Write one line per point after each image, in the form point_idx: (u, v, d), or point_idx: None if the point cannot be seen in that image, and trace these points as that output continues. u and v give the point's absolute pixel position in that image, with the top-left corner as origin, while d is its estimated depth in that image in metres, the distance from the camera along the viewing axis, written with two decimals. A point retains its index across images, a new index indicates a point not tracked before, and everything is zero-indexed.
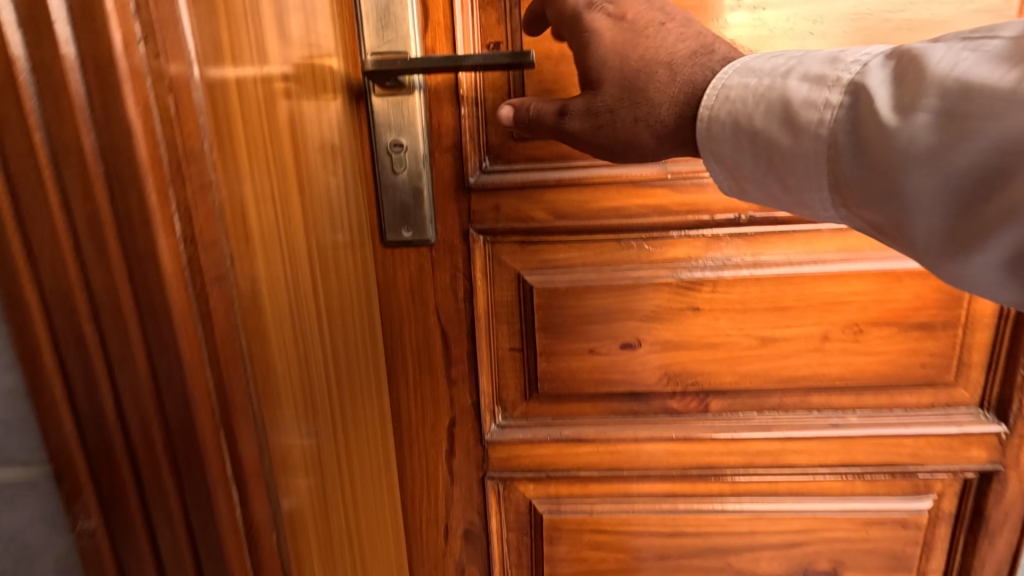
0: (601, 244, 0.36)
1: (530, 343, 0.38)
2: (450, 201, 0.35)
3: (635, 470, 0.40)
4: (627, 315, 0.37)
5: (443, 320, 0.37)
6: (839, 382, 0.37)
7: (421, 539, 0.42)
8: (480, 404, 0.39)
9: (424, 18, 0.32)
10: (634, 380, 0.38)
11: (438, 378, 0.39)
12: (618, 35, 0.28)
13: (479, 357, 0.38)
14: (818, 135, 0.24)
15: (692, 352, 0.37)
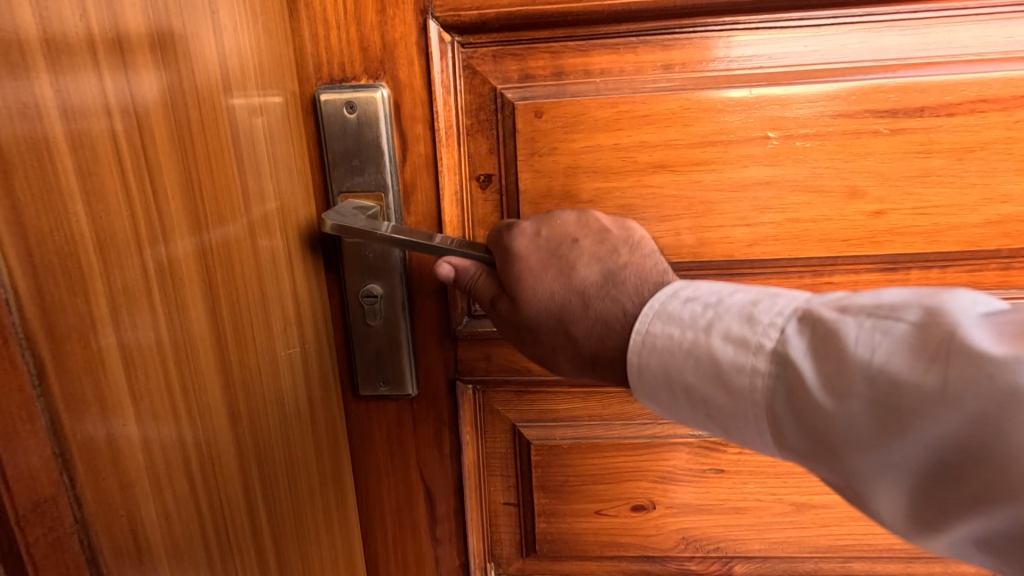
0: (609, 397, 0.31)
1: (527, 499, 0.33)
2: (433, 351, 0.30)
3: None
4: (639, 475, 0.32)
5: (426, 477, 0.32)
6: (884, 551, 0.32)
7: None
8: (469, 567, 0.34)
9: (401, 149, 0.27)
10: (647, 544, 0.33)
11: (419, 540, 0.33)
12: (539, 257, 0.24)
13: (467, 518, 0.33)
14: (752, 403, 0.19)
15: (715, 517, 0.32)
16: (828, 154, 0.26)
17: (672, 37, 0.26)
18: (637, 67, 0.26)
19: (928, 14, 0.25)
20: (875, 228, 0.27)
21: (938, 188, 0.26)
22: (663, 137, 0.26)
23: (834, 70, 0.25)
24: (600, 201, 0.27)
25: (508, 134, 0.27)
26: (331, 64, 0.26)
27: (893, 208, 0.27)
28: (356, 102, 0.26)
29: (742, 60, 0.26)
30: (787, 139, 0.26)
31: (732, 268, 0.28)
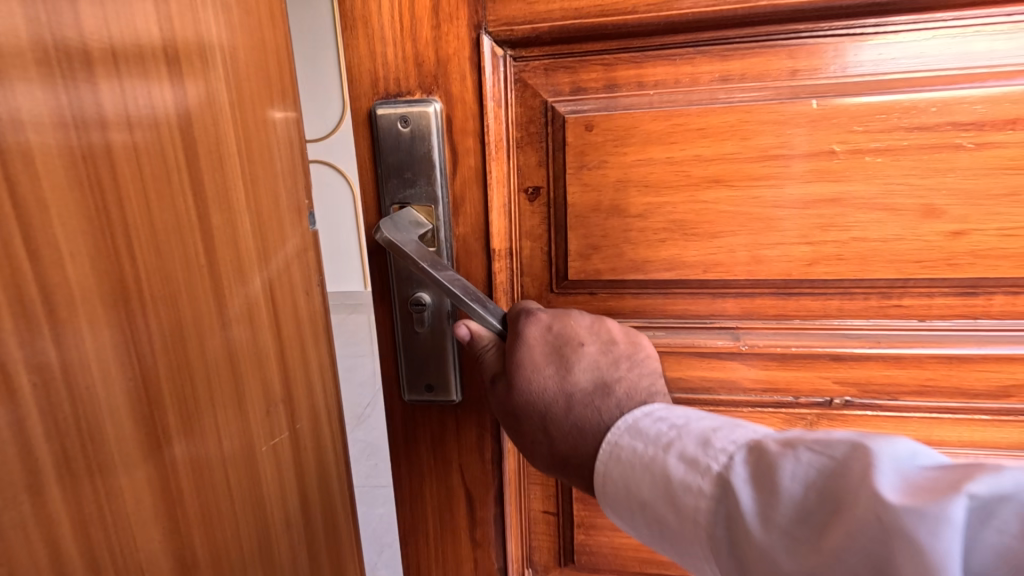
0: None
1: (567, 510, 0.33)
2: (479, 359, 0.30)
3: None
4: None
5: (469, 480, 0.33)
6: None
7: None
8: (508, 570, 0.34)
9: (450, 162, 0.27)
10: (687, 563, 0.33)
11: (460, 542, 0.34)
12: (543, 352, 0.24)
13: (509, 523, 0.33)
14: (695, 528, 0.19)
15: None
16: (902, 169, 0.24)
17: (732, 47, 0.25)
18: (693, 79, 0.25)
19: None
20: (954, 248, 0.25)
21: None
22: (720, 151, 0.25)
23: (911, 79, 0.24)
24: (651, 216, 0.27)
25: (556, 146, 0.27)
26: (388, 81, 0.27)
27: (975, 228, 0.25)
28: (410, 117, 0.26)
29: (808, 70, 0.24)
30: (857, 153, 0.24)
31: (792, 287, 0.27)
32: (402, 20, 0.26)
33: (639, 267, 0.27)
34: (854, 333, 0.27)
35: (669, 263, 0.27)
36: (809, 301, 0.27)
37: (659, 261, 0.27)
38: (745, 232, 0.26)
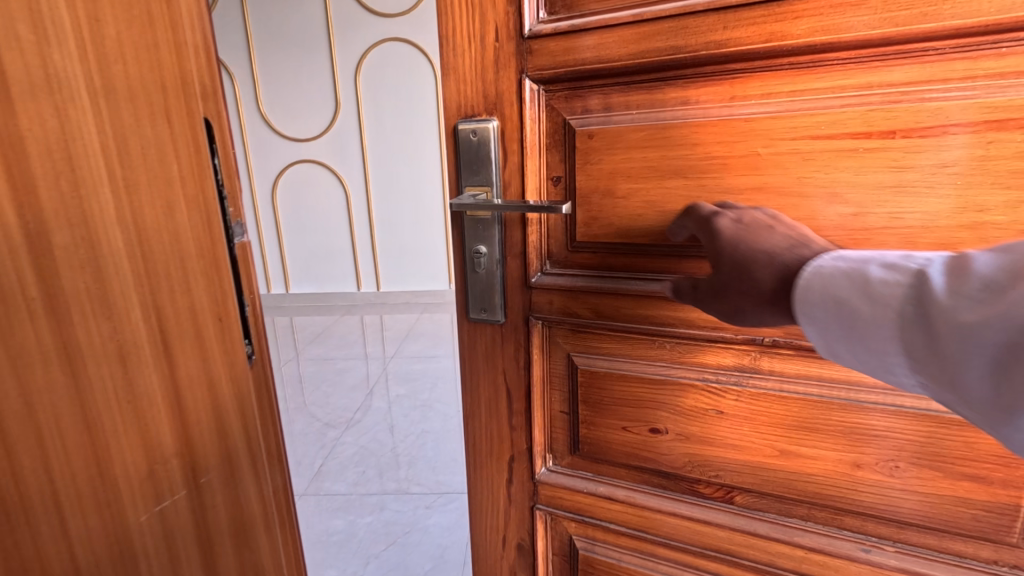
0: (638, 342, 0.42)
1: (576, 412, 0.46)
2: (519, 293, 0.45)
3: (661, 535, 0.45)
4: (659, 406, 0.42)
5: (509, 380, 0.47)
6: (873, 509, 0.38)
7: (484, 540, 0.53)
8: (533, 448, 0.48)
9: (504, 156, 0.42)
10: (661, 460, 0.44)
11: (501, 424, 0.49)
12: (739, 232, 0.32)
13: (533, 413, 0.47)
14: (889, 310, 0.25)
15: (716, 450, 0.41)
16: (812, 166, 0.33)
17: (690, 79, 0.35)
18: (664, 106, 0.37)
19: (921, 59, 0.30)
20: (856, 227, 0.33)
21: (917, 197, 0.31)
22: (678, 153, 0.36)
23: (816, 100, 0.32)
24: (630, 198, 0.39)
25: (571, 148, 0.40)
26: (467, 108, 0.42)
27: (871, 211, 0.32)
28: (478, 130, 0.41)
29: (746, 99, 0.34)
30: (776, 154, 0.34)
31: None
32: (477, 68, 0.41)
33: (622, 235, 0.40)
34: None
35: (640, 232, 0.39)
36: None
37: (634, 231, 0.39)
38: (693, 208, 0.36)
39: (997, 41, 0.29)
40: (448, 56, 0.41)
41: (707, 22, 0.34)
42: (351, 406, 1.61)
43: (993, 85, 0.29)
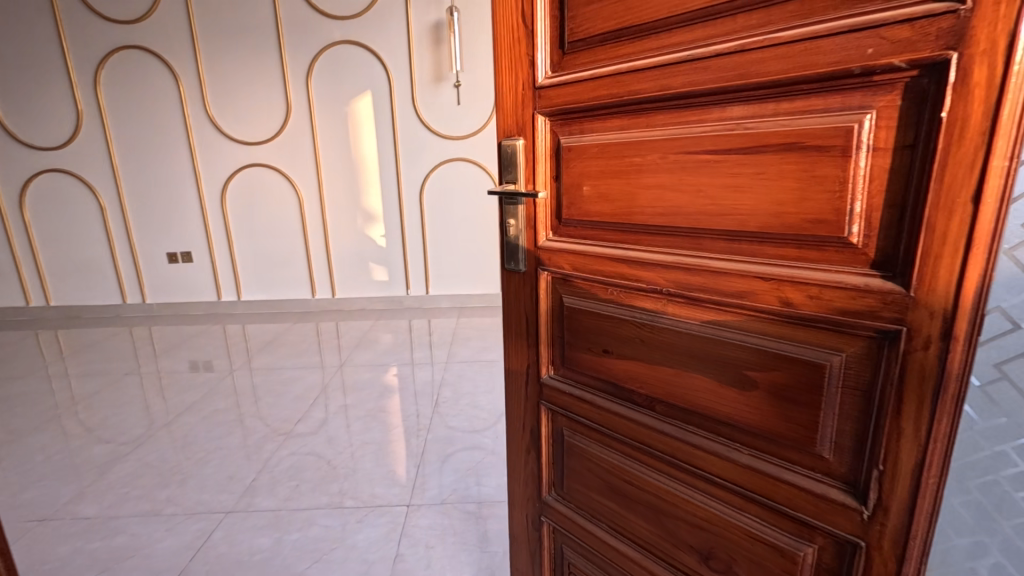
0: (600, 289, 1.00)
1: (561, 308, 1.10)
2: (532, 240, 1.10)
3: (610, 381, 1.04)
4: (606, 324, 1.01)
5: (528, 279, 1.13)
6: (715, 366, 0.86)
7: (531, 401, 1.22)
8: (543, 328, 1.14)
9: (524, 158, 1.06)
10: (607, 348, 1.03)
11: (529, 312, 1.15)
12: None
13: (542, 307, 1.13)
14: None
15: (631, 337, 0.98)
16: (694, 161, 0.82)
17: (644, 109, 0.86)
18: (618, 128, 0.91)
19: (751, 100, 0.74)
20: (717, 193, 0.80)
21: (748, 186, 0.77)
22: (638, 159, 0.89)
23: (695, 128, 0.80)
24: (591, 189, 0.98)
25: (558, 151, 1.02)
26: (511, 135, 1.07)
27: (718, 193, 0.80)
28: (513, 145, 1.06)
29: (666, 124, 0.84)
30: (676, 153, 0.84)
31: (652, 226, 0.90)
32: (520, 109, 1.05)
33: (584, 215, 1.00)
34: (671, 240, 0.87)
35: (599, 209, 0.97)
36: (659, 235, 0.89)
37: (595, 211, 0.98)
38: (641, 201, 0.90)
39: (779, 89, 0.71)
40: (503, 105, 1.08)
41: (643, 77, 0.84)
42: (289, 420, 3.04)
43: (784, 119, 0.71)
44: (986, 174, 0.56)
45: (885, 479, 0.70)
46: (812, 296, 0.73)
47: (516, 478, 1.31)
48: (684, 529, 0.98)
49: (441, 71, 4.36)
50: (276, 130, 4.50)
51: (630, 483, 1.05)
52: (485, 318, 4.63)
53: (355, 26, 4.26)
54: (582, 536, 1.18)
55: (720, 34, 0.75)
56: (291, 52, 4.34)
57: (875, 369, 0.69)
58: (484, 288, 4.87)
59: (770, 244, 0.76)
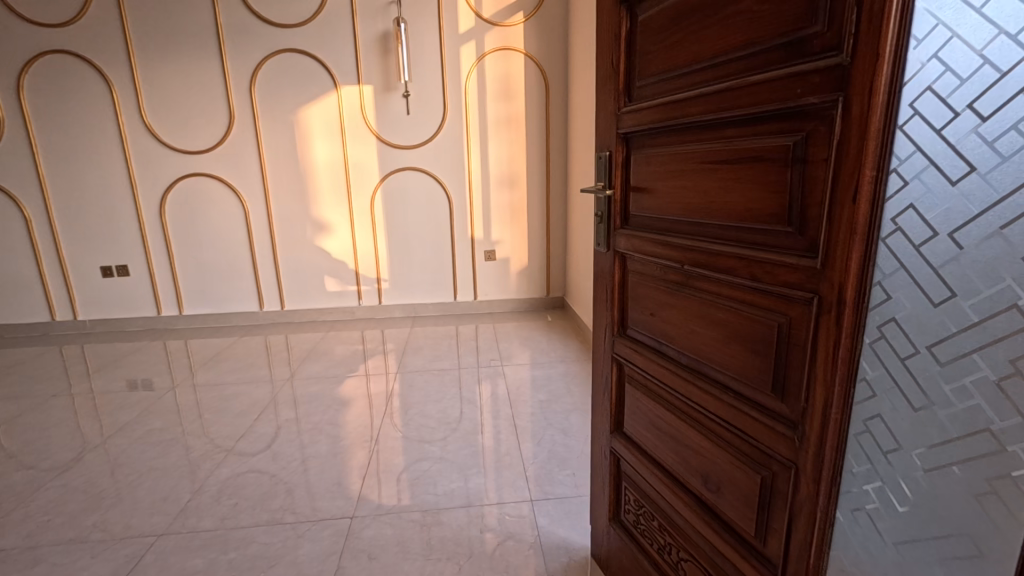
0: (648, 265, 1.43)
1: (625, 279, 1.55)
2: (609, 227, 1.57)
3: (652, 335, 1.46)
4: (652, 292, 1.43)
5: (606, 255, 1.60)
6: (714, 322, 1.21)
7: (606, 351, 1.68)
8: (612, 293, 1.59)
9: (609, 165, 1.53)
10: (651, 309, 1.44)
11: (606, 280, 1.62)
12: None
13: (612, 278, 1.58)
14: None
15: (663, 300, 1.38)
16: (702, 169, 1.19)
17: (676, 131, 1.26)
18: (661, 146, 1.32)
19: (737, 124, 1.07)
20: (714, 193, 1.16)
21: (732, 188, 1.11)
22: (671, 168, 1.29)
23: (704, 146, 1.17)
24: (647, 193, 1.40)
25: (629, 162, 1.46)
26: (603, 148, 1.55)
27: (717, 192, 1.15)
28: (603, 154, 1.54)
29: (686, 143, 1.23)
30: (693, 166, 1.21)
31: (678, 217, 1.29)
32: (608, 127, 1.51)
33: (643, 212, 1.43)
34: (688, 228, 1.26)
35: (650, 208, 1.40)
36: (682, 223, 1.28)
37: (648, 208, 1.40)
38: (673, 201, 1.30)
39: (750, 117, 1.03)
40: (600, 124, 1.56)
41: (675, 107, 1.23)
42: (230, 436, 3.01)
43: (753, 139, 1.04)
44: (862, 182, 0.82)
45: (809, 408, 0.99)
46: (767, 271, 1.03)
47: (597, 413, 1.79)
48: (690, 447, 1.36)
49: (389, 82, 4.41)
50: (219, 139, 4.45)
51: (658, 413, 1.46)
52: (438, 327, 4.71)
53: (301, 35, 4.28)
54: (629, 457, 1.62)
55: (721, 75, 1.10)
56: (234, 59, 4.30)
57: (806, 326, 0.97)
58: (436, 296, 4.97)
59: (742, 230, 1.09)
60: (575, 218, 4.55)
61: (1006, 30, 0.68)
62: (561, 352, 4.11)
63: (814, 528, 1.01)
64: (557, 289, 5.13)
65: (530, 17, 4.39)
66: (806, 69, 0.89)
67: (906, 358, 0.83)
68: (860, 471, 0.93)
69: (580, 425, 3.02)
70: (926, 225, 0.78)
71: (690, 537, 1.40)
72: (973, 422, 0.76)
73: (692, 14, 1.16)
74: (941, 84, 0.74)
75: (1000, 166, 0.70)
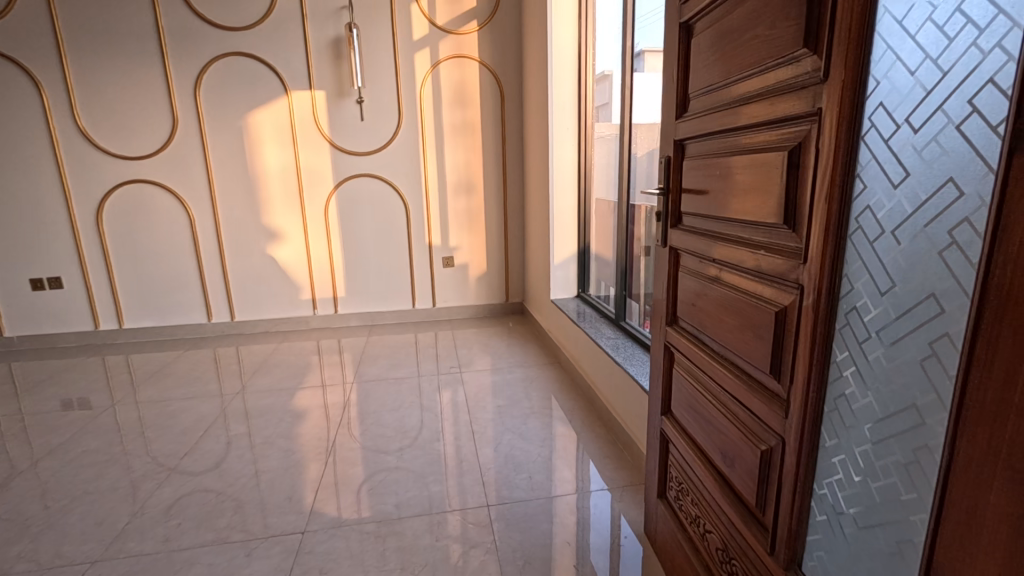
0: (692, 260, 1.60)
1: (676, 272, 1.73)
2: (666, 226, 1.75)
3: (690, 323, 1.63)
4: (693, 284, 1.60)
5: (662, 250, 1.79)
6: (730, 307, 1.38)
7: (659, 339, 1.86)
8: (665, 285, 1.78)
9: (668, 169, 1.71)
10: (691, 300, 1.61)
11: (662, 274, 1.80)
12: None
13: (666, 271, 1.77)
14: None
15: (699, 291, 1.55)
16: (726, 175, 1.36)
17: (713, 140, 1.43)
18: (703, 154, 1.49)
19: (755, 134, 1.24)
20: (732, 195, 1.33)
21: (744, 191, 1.28)
22: (708, 173, 1.46)
23: (729, 154, 1.34)
24: (690, 196, 1.58)
25: (681, 167, 1.64)
26: (666, 155, 1.72)
27: (734, 194, 1.32)
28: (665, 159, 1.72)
29: (719, 151, 1.39)
30: (720, 172, 1.39)
31: (710, 217, 1.46)
32: (669, 135, 1.70)
33: (688, 213, 1.60)
34: (717, 226, 1.42)
35: (692, 209, 1.56)
36: (713, 221, 1.44)
37: (692, 210, 1.57)
38: (707, 203, 1.47)
39: (762, 128, 1.20)
40: (664, 132, 1.74)
41: (715, 119, 1.40)
42: (174, 453, 2.91)
43: (762, 148, 1.21)
44: (828, 188, 1.00)
45: (791, 384, 1.15)
46: (769, 262, 1.20)
47: (654, 393, 1.94)
48: (712, 423, 1.52)
49: (342, 88, 4.37)
50: (164, 142, 4.29)
51: (693, 394, 1.63)
52: (396, 335, 4.68)
53: (249, 38, 4.19)
54: (673, 434, 1.80)
55: (744, 91, 1.26)
56: (173, 62, 4.17)
57: (792, 311, 1.13)
58: (394, 303, 4.92)
59: (752, 226, 1.26)
60: (532, 224, 4.62)
61: (931, 57, 0.85)
62: (521, 357, 4.17)
63: (796, 489, 1.17)
64: (516, 294, 5.18)
65: (485, 25, 4.46)
66: (800, 86, 1.05)
67: (863, 341, 1.00)
68: (833, 440, 1.10)
69: (538, 429, 3.07)
70: (878, 223, 0.96)
71: (711, 505, 1.56)
72: (906, 398, 0.92)
73: (727, 36, 1.34)
74: (889, 102, 0.92)
75: (927, 171, 0.87)
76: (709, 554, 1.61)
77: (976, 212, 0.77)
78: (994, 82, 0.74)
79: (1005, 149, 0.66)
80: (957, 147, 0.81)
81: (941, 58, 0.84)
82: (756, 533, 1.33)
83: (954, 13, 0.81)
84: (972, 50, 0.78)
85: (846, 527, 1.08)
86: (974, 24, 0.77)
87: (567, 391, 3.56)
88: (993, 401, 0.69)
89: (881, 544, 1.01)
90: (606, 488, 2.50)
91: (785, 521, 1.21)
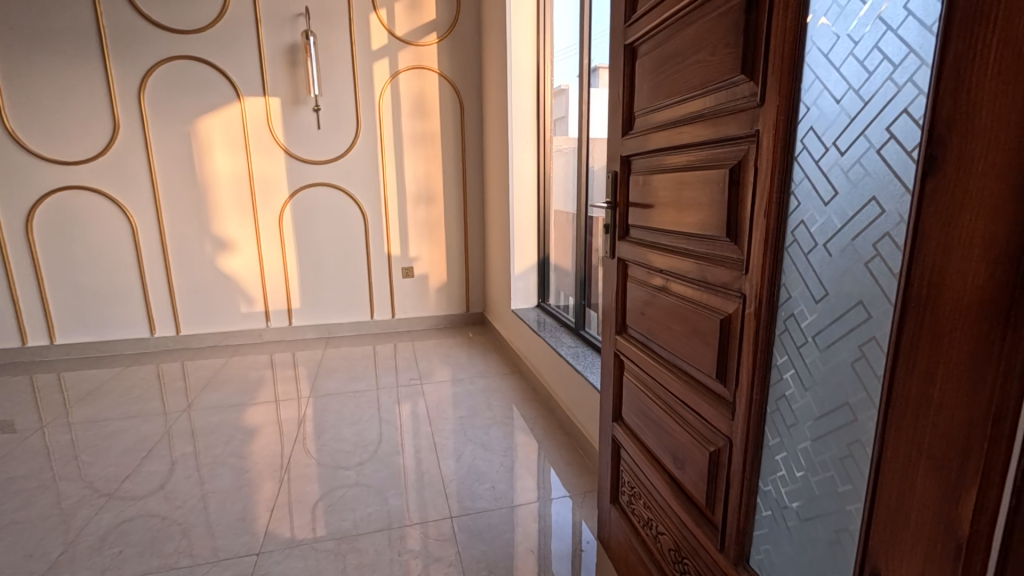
0: (639, 269, 1.71)
1: (624, 281, 1.83)
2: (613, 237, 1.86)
3: (639, 328, 1.73)
4: (641, 291, 1.71)
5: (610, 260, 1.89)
6: (678, 314, 1.49)
7: (609, 346, 1.96)
8: (615, 293, 1.88)
9: (614, 183, 1.81)
10: (640, 306, 1.72)
11: (611, 282, 1.91)
12: None
13: (615, 280, 1.87)
14: None
15: (648, 298, 1.66)
16: (673, 191, 1.47)
17: (658, 157, 1.55)
18: (648, 170, 1.61)
19: (696, 153, 1.36)
20: (678, 210, 1.45)
21: (690, 206, 1.39)
22: (654, 189, 1.58)
23: (674, 171, 1.46)
24: (638, 208, 1.69)
25: (628, 182, 1.75)
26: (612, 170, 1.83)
27: (681, 209, 1.43)
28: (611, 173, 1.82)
29: (665, 168, 1.51)
30: (667, 188, 1.50)
31: (656, 229, 1.57)
32: (615, 152, 1.81)
33: (635, 225, 1.71)
34: (663, 237, 1.53)
35: (639, 221, 1.67)
36: (659, 233, 1.56)
37: (639, 222, 1.68)
38: (654, 216, 1.58)
39: (705, 148, 1.32)
40: (610, 149, 1.85)
41: (660, 137, 1.52)
42: (112, 477, 2.76)
43: (705, 167, 1.32)
44: (768, 204, 1.11)
45: (736, 386, 1.26)
46: (713, 273, 1.31)
47: (605, 400, 2.03)
48: (663, 425, 1.62)
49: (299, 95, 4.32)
50: (102, 149, 4.09)
51: (643, 399, 1.73)
52: (353, 347, 4.62)
53: (197, 42, 4.08)
54: (625, 440, 1.90)
55: (687, 112, 1.38)
56: (113, 65, 4.01)
57: (736, 318, 1.25)
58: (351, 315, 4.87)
59: (696, 238, 1.37)
60: (493, 235, 4.70)
61: (852, 88, 0.98)
62: (481, 367, 4.21)
63: (743, 487, 1.27)
64: (475, 304, 5.21)
65: (444, 37, 4.53)
66: (738, 109, 1.18)
67: (801, 344, 1.12)
68: (776, 439, 1.21)
69: (499, 439, 3.12)
70: (812, 237, 1.08)
71: (663, 507, 1.66)
72: (842, 394, 1.04)
73: (668, 61, 1.46)
74: (818, 127, 1.05)
75: (852, 190, 0.99)
76: (661, 555, 1.71)
77: (897, 226, 0.90)
78: (908, 113, 0.87)
79: (921, 172, 0.77)
80: (878, 168, 0.94)
81: (862, 88, 0.97)
82: (707, 530, 1.43)
83: (873, 50, 0.94)
84: (889, 84, 0.91)
85: (789, 520, 1.20)
86: (890, 60, 0.90)
87: (527, 400, 3.63)
88: (916, 393, 0.80)
89: (823, 531, 1.12)
90: (567, 495, 2.58)
91: (735, 516, 1.31)
